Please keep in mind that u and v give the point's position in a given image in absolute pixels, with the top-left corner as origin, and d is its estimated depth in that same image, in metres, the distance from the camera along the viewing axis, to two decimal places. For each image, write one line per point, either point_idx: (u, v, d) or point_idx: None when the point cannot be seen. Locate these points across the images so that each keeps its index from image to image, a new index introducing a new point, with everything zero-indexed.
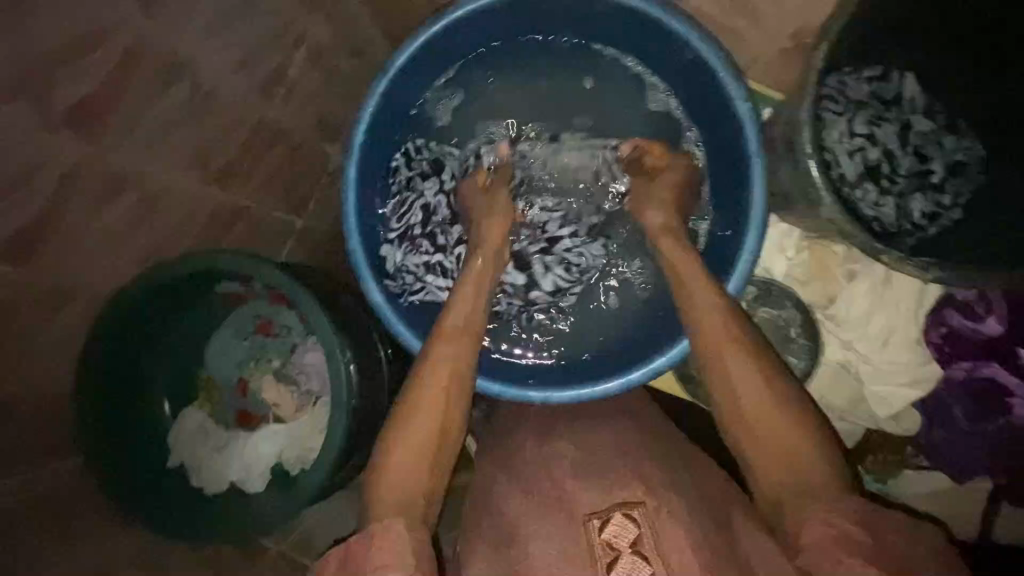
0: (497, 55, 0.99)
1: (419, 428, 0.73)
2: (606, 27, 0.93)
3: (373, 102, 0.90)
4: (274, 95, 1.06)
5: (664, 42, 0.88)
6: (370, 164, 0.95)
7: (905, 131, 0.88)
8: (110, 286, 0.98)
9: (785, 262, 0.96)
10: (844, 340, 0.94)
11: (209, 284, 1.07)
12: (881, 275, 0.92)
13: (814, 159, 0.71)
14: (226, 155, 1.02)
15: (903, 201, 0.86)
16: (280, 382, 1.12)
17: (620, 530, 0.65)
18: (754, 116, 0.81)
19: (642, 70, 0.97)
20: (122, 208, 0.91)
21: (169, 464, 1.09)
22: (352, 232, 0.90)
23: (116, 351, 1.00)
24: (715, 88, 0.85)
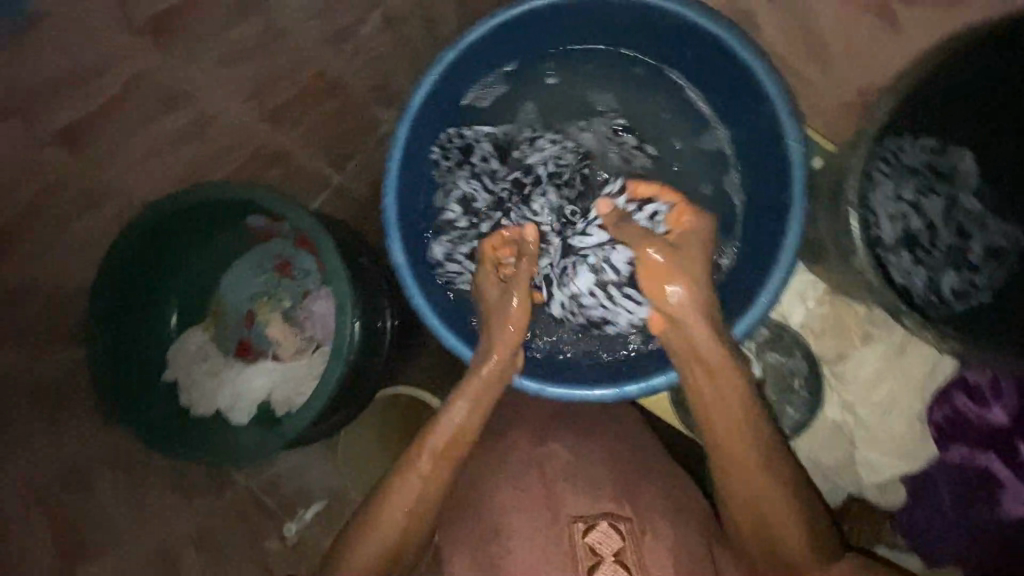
0: (559, 55, 1.00)
1: (379, 543, 0.74)
2: (672, 41, 0.92)
3: (439, 68, 0.89)
4: (341, 49, 1.08)
5: (733, 75, 0.87)
6: (420, 131, 0.93)
7: (951, 206, 0.85)
8: (145, 195, 1.02)
9: (804, 311, 0.96)
10: (845, 401, 0.94)
11: (240, 213, 1.09)
12: (896, 345, 0.92)
13: (855, 210, 0.71)
14: (283, 96, 1.05)
15: (935, 275, 0.84)
16: (287, 322, 1.13)
17: (604, 537, 0.73)
18: (804, 160, 0.80)
19: (705, 107, 0.98)
20: (171, 128, 0.98)
21: (163, 377, 1.11)
22: (390, 189, 0.90)
23: (139, 257, 1.03)
24: (771, 125, 0.84)
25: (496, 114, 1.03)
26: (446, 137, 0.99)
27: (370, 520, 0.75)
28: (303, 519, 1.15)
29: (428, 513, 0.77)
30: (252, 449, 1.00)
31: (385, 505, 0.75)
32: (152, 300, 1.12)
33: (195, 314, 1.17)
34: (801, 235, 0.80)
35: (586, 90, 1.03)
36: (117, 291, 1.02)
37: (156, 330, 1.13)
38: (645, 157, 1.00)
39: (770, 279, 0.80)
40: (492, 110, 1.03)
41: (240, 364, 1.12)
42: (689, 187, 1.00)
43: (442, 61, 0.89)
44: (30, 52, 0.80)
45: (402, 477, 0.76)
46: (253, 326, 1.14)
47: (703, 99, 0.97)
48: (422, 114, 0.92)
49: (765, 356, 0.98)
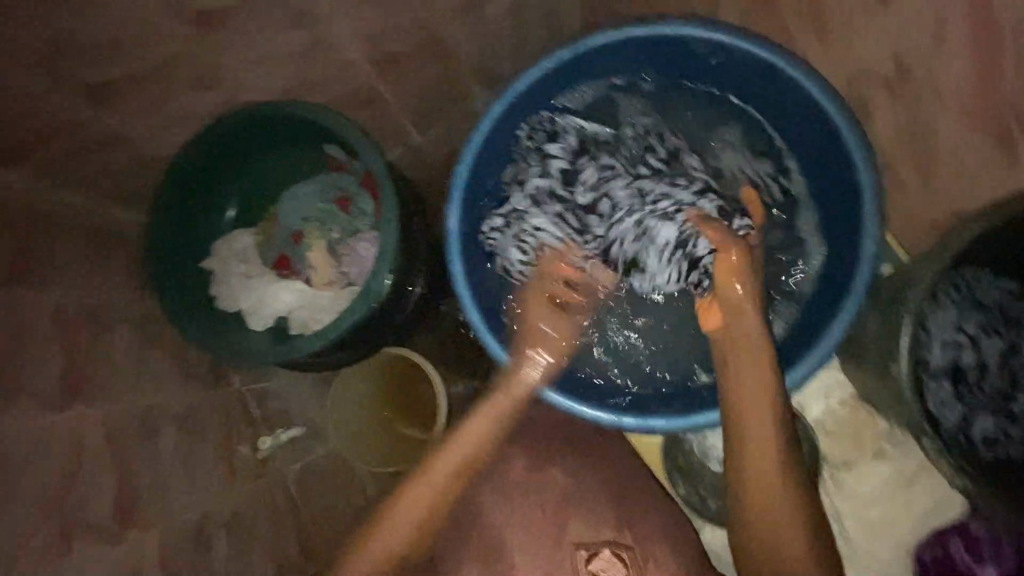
0: (674, 83, 0.94)
1: (398, 531, 0.78)
2: (784, 112, 0.87)
3: (552, 60, 0.87)
4: (462, 22, 1.12)
5: (836, 158, 0.82)
6: (512, 115, 0.92)
7: (1009, 354, 0.80)
8: (247, 96, 1.09)
9: (824, 406, 0.93)
10: (838, 509, 0.90)
11: (321, 138, 1.13)
12: (905, 473, 0.89)
13: (912, 317, 0.69)
14: (397, 47, 1.11)
15: (969, 413, 0.78)
16: (329, 251, 1.16)
17: (605, 564, 0.93)
18: (873, 262, 0.76)
19: (799, 183, 0.91)
20: (289, 42, 1.03)
21: (202, 263, 1.16)
22: (466, 157, 0.89)
23: (220, 149, 1.09)
24: (851, 219, 0.81)
25: (592, 115, 0.97)
26: (535, 121, 0.95)
27: (390, 507, 0.80)
28: (278, 439, 1.19)
29: (442, 513, 0.81)
30: (262, 354, 1.05)
31: (411, 493, 0.80)
32: (217, 193, 1.17)
33: (251, 216, 1.22)
34: (845, 333, 0.78)
35: (692, 124, 0.96)
36: (191, 173, 1.08)
37: (212, 220, 1.19)
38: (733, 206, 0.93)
39: (797, 365, 0.80)
40: (593, 106, 0.97)
41: (274, 275, 1.15)
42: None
43: (554, 56, 0.87)
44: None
45: (429, 468, 0.82)
46: (298, 245, 1.18)
47: (798, 172, 0.91)
48: (523, 96, 0.90)
49: None
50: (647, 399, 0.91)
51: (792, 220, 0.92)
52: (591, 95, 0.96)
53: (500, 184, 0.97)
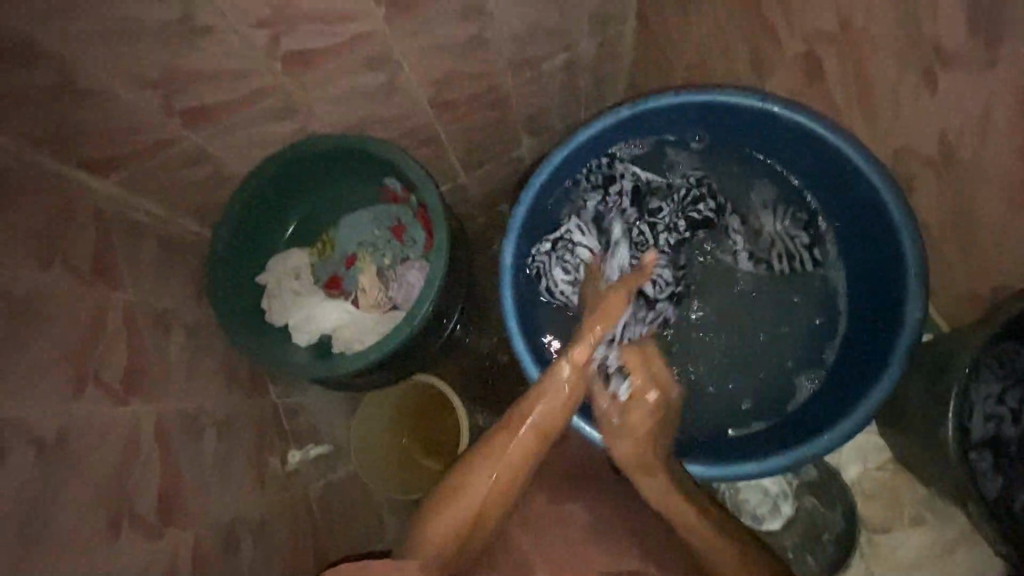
0: (727, 143, 1.00)
1: (458, 514, 0.72)
2: (828, 183, 0.93)
3: (614, 116, 0.94)
4: (521, 73, 1.20)
5: (876, 230, 0.87)
6: (571, 162, 0.99)
7: None
8: (316, 127, 1.16)
9: (860, 468, 0.95)
10: (871, 573, 0.92)
11: (382, 170, 1.20)
12: (946, 540, 0.89)
13: (959, 382, 0.69)
14: (460, 92, 1.18)
15: None
16: (378, 275, 1.22)
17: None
18: (915, 333, 0.80)
19: (835, 250, 0.97)
20: (366, 84, 1.10)
21: (259, 278, 1.23)
22: (525, 197, 0.95)
23: (287, 173, 1.18)
24: (894, 292, 0.84)
25: (647, 163, 1.03)
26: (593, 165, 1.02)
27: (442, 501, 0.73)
28: (307, 454, 1.23)
29: (497, 515, 0.75)
30: (308, 368, 1.09)
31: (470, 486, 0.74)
32: (278, 212, 1.25)
33: (309, 237, 1.30)
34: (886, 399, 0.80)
35: (741, 183, 1.01)
36: (257, 193, 1.16)
37: (270, 237, 1.27)
38: (766, 269, 0.98)
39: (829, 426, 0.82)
40: (649, 159, 1.03)
41: (323, 295, 1.22)
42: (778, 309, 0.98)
43: (616, 112, 0.94)
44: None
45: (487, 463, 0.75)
46: (350, 268, 1.24)
47: (833, 242, 0.97)
48: (584, 143, 0.96)
49: (805, 497, 0.96)
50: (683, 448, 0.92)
51: (821, 283, 0.97)
52: (647, 146, 1.02)
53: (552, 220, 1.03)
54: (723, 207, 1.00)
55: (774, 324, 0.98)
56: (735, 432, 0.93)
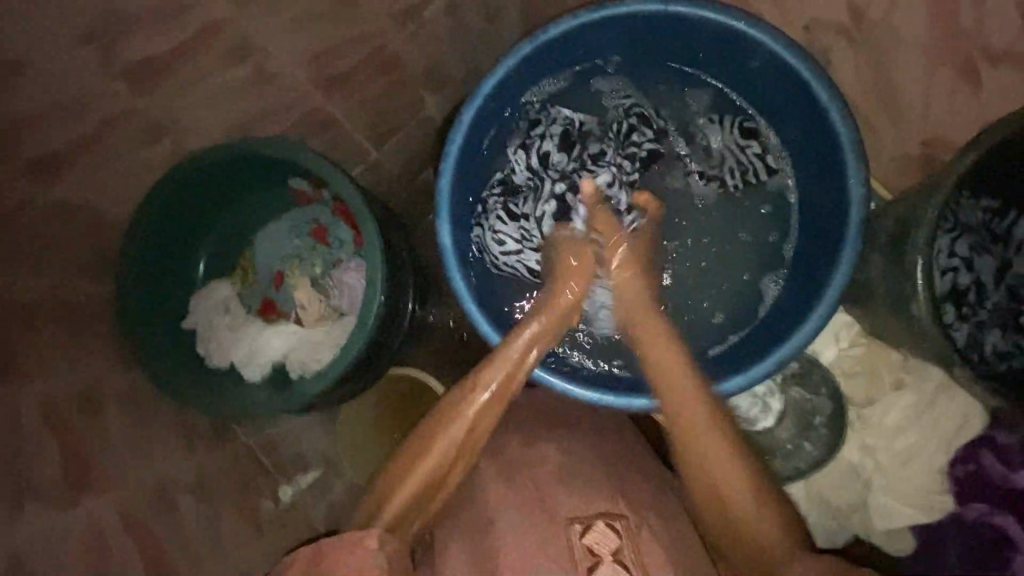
0: (645, 64, 0.94)
1: (426, 468, 0.72)
2: (762, 84, 0.87)
3: (522, 57, 0.86)
4: (401, 28, 1.10)
5: (807, 114, 0.83)
6: (488, 117, 0.91)
7: (1003, 271, 0.74)
8: (195, 142, 1.04)
9: (836, 351, 0.94)
10: (865, 444, 0.91)
11: (284, 172, 1.09)
12: (928, 396, 0.87)
13: (924, 257, 0.66)
14: (342, 63, 1.08)
15: (977, 333, 0.73)
16: (314, 287, 1.12)
17: (602, 537, 0.68)
18: (865, 204, 0.77)
19: (772, 143, 0.92)
20: (230, 78, 1.00)
21: (184, 325, 1.11)
22: (449, 166, 0.87)
23: (179, 203, 1.04)
24: (836, 170, 0.81)
25: (573, 103, 0.97)
26: (517, 118, 0.96)
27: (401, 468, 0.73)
28: (299, 486, 1.16)
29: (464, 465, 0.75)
30: (270, 405, 1.02)
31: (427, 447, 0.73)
32: (183, 249, 1.12)
33: (226, 266, 1.17)
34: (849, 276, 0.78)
35: (670, 102, 0.96)
36: (150, 234, 1.03)
37: (185, 278, 1.14)
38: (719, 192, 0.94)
39: (803, 324, 0.80)
40: (577, 94, 0.96)
41: (262, 322, 1.11)
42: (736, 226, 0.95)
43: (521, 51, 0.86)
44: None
45: (446, 421, 0.75)
46: (282, 286, 1.13)
47: (779, 149, 0.92)
48: (500, 88, 0.88)
49: (789, 390, 0.96)
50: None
51: (773, 183, 0.93)
52: (566, 83, 0.95)
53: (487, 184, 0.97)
54: (664, 131, 0.95)
55: (737, 237, 0.95)
56: (718, 348, 0.91)
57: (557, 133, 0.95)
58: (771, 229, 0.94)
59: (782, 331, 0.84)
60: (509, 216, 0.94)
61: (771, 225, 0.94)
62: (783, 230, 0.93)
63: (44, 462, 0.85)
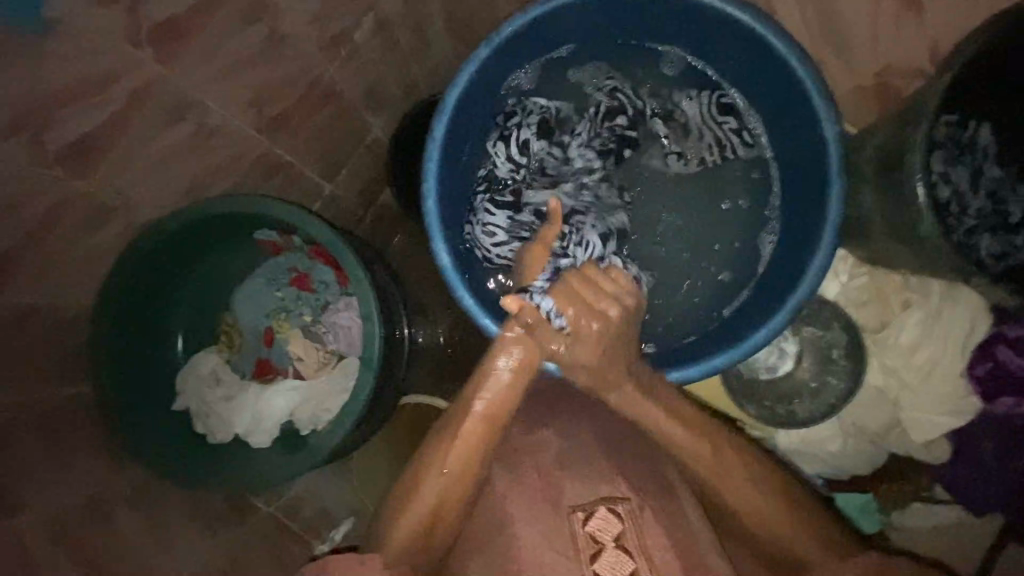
0: (607, 47, 0.93)
1: (423, 497, 0.70)
2: (724, 52, 0.87)
3: (488, 52, 0.82)
4: (335, 55, 1.07)
5: (770, 71, 0.82)
6: (463, 118, 0.86)
7: (977, 177, 0.78)
8: (147, 213, 0.99)
9: (839, 285, 0.97)
10: (886, 365, 0.94)
11: (249, 226, 1.03)
12: (934, 307, 0.91)
13: (922, 180, 0.68)
14: (283, 103, 1.04)
15: (971, 239, 0.75)
16: (307, 336, 1.07)
17: (604, 523, 0.66)
18: (841, 141, 0.76)
19: (743, 105, 0.91)
20: (173, 140, 0.94)
21: (175, 407, 1.04)
22: (430, 175, 0.82)
23: (144, 280, 0.98)
24: (806, 117, 0.80)
25: (542, 93, 0.93)
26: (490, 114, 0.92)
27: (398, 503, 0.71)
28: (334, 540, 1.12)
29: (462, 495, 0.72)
30: (289, 469, 0.97)
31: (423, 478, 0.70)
32: (157, 327, 1.06)
33: (206, 334, 1.11)
34: (842, 211, 0.77)
35: (636, 82, 0.94)
36: (121, 319, 0.96)
37: (165, 356, 1.07)
38: (699, 166, 0.93)
39: (805, 274, 0.78)
40: (550, 83, 0.94)
41: (259, 385, 1.06)
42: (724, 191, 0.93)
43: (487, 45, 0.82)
44: (46, 66, 0.77)
45: (447, 440, 0.71)
46: (274, 344, 1.08)
47: (752, 115, 0.91)
48: (475, 85, 0.84)
49: (802, 331, 0.98)
50: (691, 347, 0.87)
51: (751, 144, 0.92)
52: (532, 74, 0.92)
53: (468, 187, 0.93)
54: (636, 110, 0.93)
55: (722, 202, 0.93)
56: (730, 309, 0.90)
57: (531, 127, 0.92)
58: (756, 189, 0.92)
59: (785, 282, 0.82)
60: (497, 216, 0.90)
61: (754, 187, 0.92)
62: (768, 189, 0.91)
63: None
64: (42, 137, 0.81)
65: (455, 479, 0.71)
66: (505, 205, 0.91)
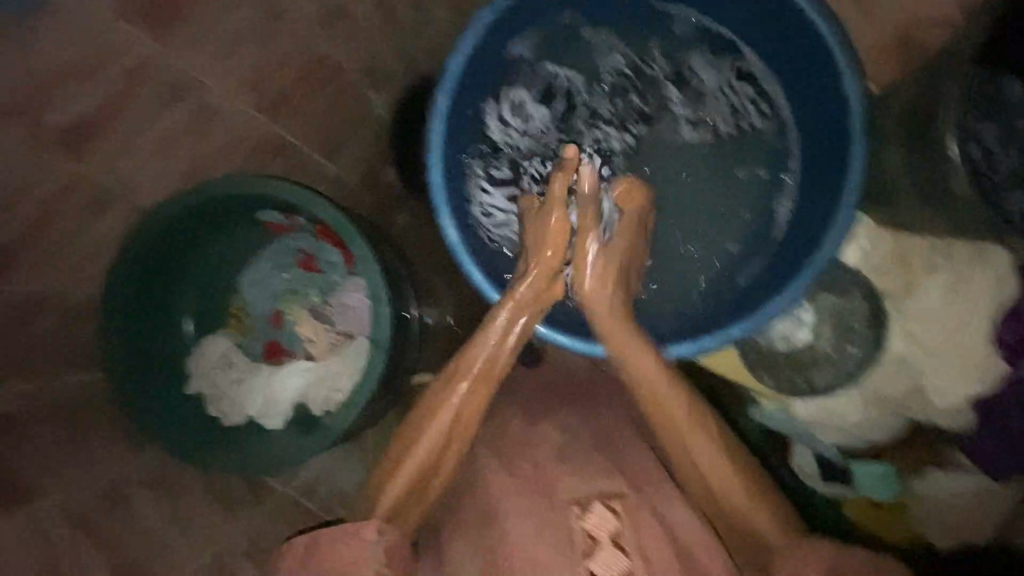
0: (615, 12, 0.89)
1: (426, 452, 0.75)
2: (740, 11, 0.83)
3: (492, 15, 0.78)
4: (333, 28, 1.04)
5: (790, 30, 0.78)
6: (468, 88, 0.83)
7: (1013, 132, 0.70)
8: (150, 199, 0.97)
9: (862, 250, 0.93)
10: (908, 331, 0.92)
11: (253, 208, 1.02)
12: (960, 271, 0.87)
13: (954, 138, 0.66)
14: (282, 80, 1.01)
15: (1005, 202, 0.68)
16: (316, 317, 1.07)
17: (599, 521, 0.73)
18: (863, 99, 0.72)
19: (760, 70, 0.87)
20: (172, 122, 0.94)
21: (186, 391, 1.03)
22: (434, 146, 0.79)
23: (148, 265, 0.97)
24: (825, 77, 0.76)
25: (548, 61, 0.90)
26: (496, 84, 0.88)
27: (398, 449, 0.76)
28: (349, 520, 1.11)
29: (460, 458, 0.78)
30: (307, 450, 0.97)
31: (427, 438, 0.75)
32: (166, 313, 1.05)
33: (214, 319, 1.09)
34: (864, 173, 0.74)
35: (647, 51, 0.90)
36: (129, 304, 0.96)
37: (175, 341, 1.06)
38: (711, 134, 0.90)
39: (826, 240, 0.75)
40: (562, 47, 0.90)
41: (271, 367, 1.06)
42: (740, 159, 0.89)
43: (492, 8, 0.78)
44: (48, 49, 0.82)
45: (445, 393, 0.76)
46: (284, 326, 1.08)
47: (770, 82, 0.87)
48: (483, 47, 0.80)
49: (819, 299, 0.97)
50: (705, 319, 0.85)
51: (768, 112, 0.88)
52: (536, 38, 0.89)
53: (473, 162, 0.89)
54: (644, 81, 0.90)
55: (734, 174, 0.89)
56: (743, 280, 0.87)
57: (535, 101, 0.90)
58: (772, 160, 0.88)
59: (800, 250, 0.80)
60: (499, 186, 0.89)
61: (770, 156, 0.88)
62: (784, 158, 0.88)
63: (83, 556, 0.82)
64: (39, 118, 0.84)
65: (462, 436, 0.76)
66: (509, 176, 0.89)
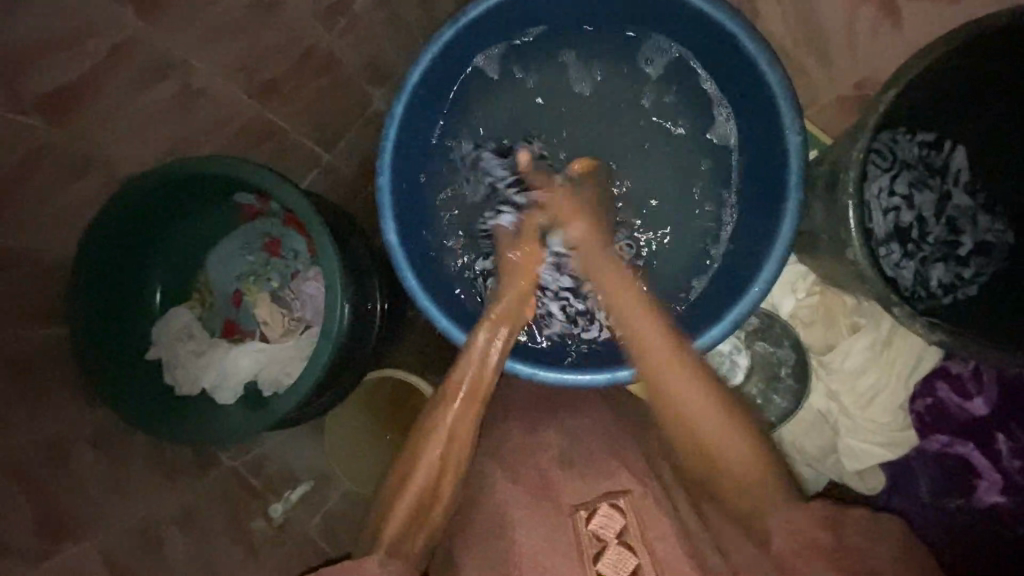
0: (580, 34, 0.94)
1: (420, 477, 0.74)
2: (694, 46, 0.88)
3: (453, 31, 0.85)
4: (334, 23, 1.05)
5: (739, 67, 0.83)
6: (426, 99, 0.90)
7: (943, 201, 0.86)
8: (133, 168, 1.02)
9: (793, 301, 0.98)
10: (830, 390, 0.95)
11: (226, 190, 1.06)
12: (882, 336, 0.92)
13: (853, 200, 0.70)
14: (275, 69, 1.03)
15: (924, 267, 0.85)
16: (273, 301, 1.11)
17: (606, 521, 0.68)
18: (801, 151, 0.77)
19: (711, 102, 0.92)
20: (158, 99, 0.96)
21: (147, 355, 1.08)
22: (388, 150, 0.86)
23: (119, 234, 1.00)
24: (770, 120, 0.80)
25: (511, 75, 0.96)
26: (458, 95, 0.95)
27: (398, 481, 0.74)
28: (289, 501, 1.14)
29: (450, 482, 0.76)
30: (244, 428, 0.98)
31: (416, 467, 0.74)
32: (135, 280, 1.10)
33: (184, 292, 1.15)
34: (795, 226, 0.78)
35: (606, 74, 0.96)
36: (99, 268, 1.00)
37: (144, 308, 1.12)
38: (662, 161, 0.95)
39: (748, 289, 0.80)
40: (524, 59, 0.95)
41: (227, 343, 1.10)
42: (688, 194, 0.94)
43: (455, 24, 0.85)
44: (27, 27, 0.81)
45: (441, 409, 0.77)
46: (241, 304, 1.12)
47: (719, 116, 0.92)
48: (442, 60, 0.87)
49: (754, 346, 0.99)
50: None
51: (716, 145, 0.93)
52: (503, 52, 0.94)
53: (432, 169, 0.96)
54: (600, 105, 0.96)
55: (682, 202, 0.94)
56: (684, 307, 0.92)
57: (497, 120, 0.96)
58: (717, 191, 0.93)
59: (736, 292, 0.82)
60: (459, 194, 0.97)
61: (718, 187, 0.93)
62: (729, 190, 0.92)
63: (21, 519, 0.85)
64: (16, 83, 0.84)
65: (452, 450, 0.76)
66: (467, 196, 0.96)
